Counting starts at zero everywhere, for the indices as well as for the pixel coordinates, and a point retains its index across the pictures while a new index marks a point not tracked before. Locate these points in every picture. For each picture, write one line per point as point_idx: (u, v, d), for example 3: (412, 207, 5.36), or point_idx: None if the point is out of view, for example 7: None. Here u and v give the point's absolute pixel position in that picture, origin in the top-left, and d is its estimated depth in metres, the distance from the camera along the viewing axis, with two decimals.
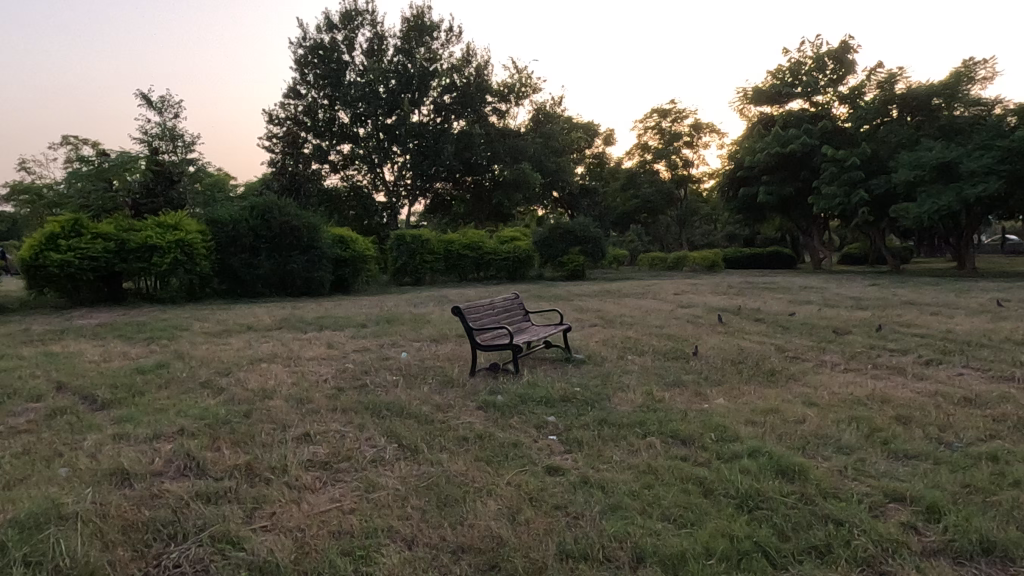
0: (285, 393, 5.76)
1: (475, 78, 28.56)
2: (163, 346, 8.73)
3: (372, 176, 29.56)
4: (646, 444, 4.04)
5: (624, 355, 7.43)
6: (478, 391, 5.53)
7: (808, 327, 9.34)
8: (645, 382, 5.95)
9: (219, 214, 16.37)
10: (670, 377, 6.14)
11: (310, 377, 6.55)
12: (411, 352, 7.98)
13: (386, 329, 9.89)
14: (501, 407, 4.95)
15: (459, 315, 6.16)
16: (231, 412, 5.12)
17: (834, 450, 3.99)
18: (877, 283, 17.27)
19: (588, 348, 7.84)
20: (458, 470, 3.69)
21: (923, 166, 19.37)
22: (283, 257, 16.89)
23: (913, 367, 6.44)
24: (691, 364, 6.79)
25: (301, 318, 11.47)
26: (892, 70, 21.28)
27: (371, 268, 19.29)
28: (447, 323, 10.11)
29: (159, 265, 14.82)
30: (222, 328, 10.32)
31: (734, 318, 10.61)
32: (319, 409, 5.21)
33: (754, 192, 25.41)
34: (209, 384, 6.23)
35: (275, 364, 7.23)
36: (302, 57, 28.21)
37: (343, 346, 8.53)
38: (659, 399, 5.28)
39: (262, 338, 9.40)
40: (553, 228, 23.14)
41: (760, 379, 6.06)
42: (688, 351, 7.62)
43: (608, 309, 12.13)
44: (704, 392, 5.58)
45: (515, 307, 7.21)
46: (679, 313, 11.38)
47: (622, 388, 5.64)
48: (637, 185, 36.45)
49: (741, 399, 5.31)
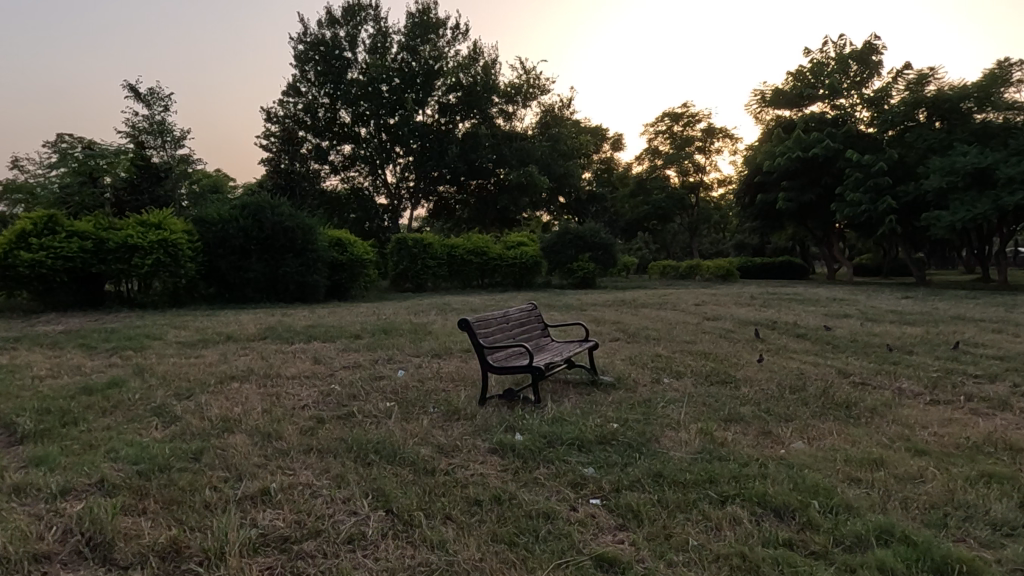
0: (252, 424, 4.64)
1: (482, 77, 27.59)
2: (127, 359, 7.62)
3: (374, 177, 28.61)
4: (729, 518, 2.93)
5: (661, 377, 6.33)
6: (492, 427, 4.41)
7: (862, 346, 8.23)
8: (696, 415, 4.84)
9: (206, 213, 15.29)
10: (726, 409, 5.05)
11: (289, 401, 5.44)
12: (411, 370, 6.86)
13: (383, 341, 8.77)
14: (525, 452, 3.84)
15: (468, 329, 5.03)
16: (177, 454, 3.98)
17: (992, 530, 2.88)
18: (910, 295, 16.09)
19: (617, 368, 6.72)
20: (470, 561, 2.58)
21: (956, 171, 18.21)
22: (276, 261, 15.79)
23: (1017, 399, 5.32)
24: (744, 392, 5.68)
25: (289, 327, 10.37)
26: (923, 69, 20.23)
27: (371, 273, 18.21)
28: (451, 335, 9.00)
29: (139, 267, 13.75)
30: (200, 338, 9.24)
31: (772, 333, 9.48)
32: (288, 449, 4.09)
33: (773, 199, 24.30)
34: (162, 411, 5.11)
35: (249, 385, 6.12)
36: (303, 53, 27.14)
37: (331, 362, 7.42)
38: (721, 439, 4.19)
39: (240, 350, 8.28)
40: (562, 232, 22.05)
41: (837, 414, 4.95)
42: (736, 373, 6.53)
43: (629, 320, 11.01)
44: (773, 431, 4.48)
45: (533, 319, 6.11)
46: (708, 326, 10.25)
47: (672, 423, 4.53)
48: (647, 191, 35.37)
49: (826, 442, 4.21)
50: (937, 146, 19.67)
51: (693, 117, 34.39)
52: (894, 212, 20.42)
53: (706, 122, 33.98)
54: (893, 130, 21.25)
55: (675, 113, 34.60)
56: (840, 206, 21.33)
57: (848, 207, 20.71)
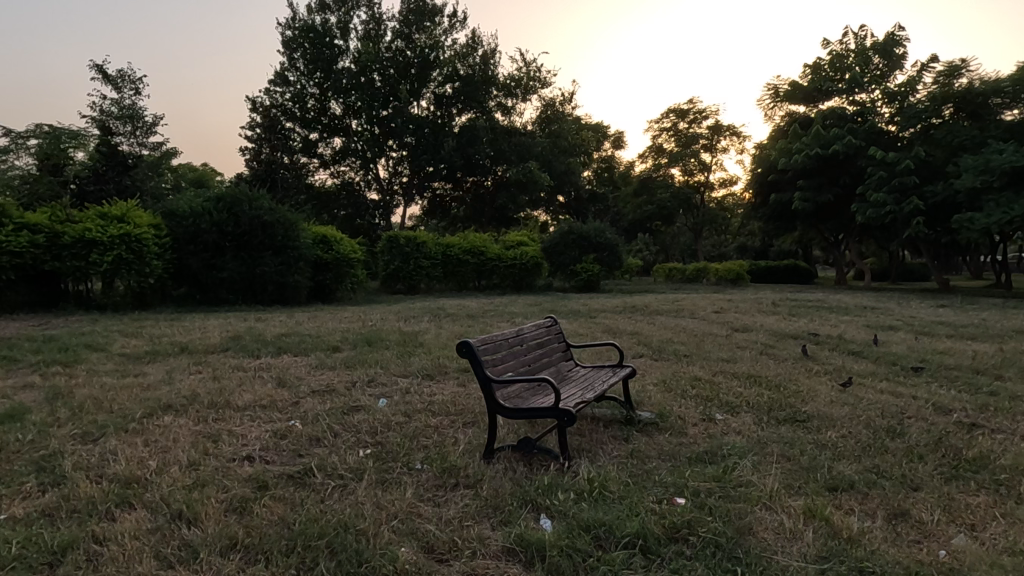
0: (161, 493, 3.25)
1: (480, 68, 26.19)
2: (49, 377, 6.23)
3: (366, 172, 27.20)
4: None
5: (712, 414, 5.00)
6: (503, 506, 3.05)
7: (938, 368, 6.87)
8: (790, 482, 3.47)
9: (176, 205, 13.91)
10: (823, 469, 3.72)
11: (232, 449, 4.06)
12: (397, 397, 5.48)
13: (365, 356, 7.42)
14: (560, 560, 2.51)
15: (469, 354, 3.65)
16: (26, 553, 2.61)
17: None
18: (944, 304, 14.80)
19: (653, 399, 5.39)
20: None
21: (991, 170, 16.89)
22: (253, 259, 14.34)
23: None
24: (830, 439, 4.35)
25: (258, 336, 9.02)
26: (953, 61, 18.88)
27: (359, 274, 16.79)
28: (447, 350, 7.61)
29: (98, 265, 12.36)
30: (150, 349, 7.84)
31: (820, 349, 8.12)
32: (202, 542, 2.72)
33: (788, 200, 22.99)
34: (47, 464, 3.69)
35: (184, 420, 4.73)
36: (291, 40, 25.77)
37: (300, 384, 6.05)
38: (845, 528, 2.86)
39: (191, 367, 6.87)
40: (564, 232, 20.71)
41: (975, 478, 3.62)
42: (805, 407, 5.21)
43: (650, 332, 9.66)
44: (908, 509, 3.14)
45: (552, 339, 4.74)
46: (740, 340, 8.94)
47: (763, 499, 3.18)
48: (651, 190, 34.03)
49: (1000, 534, 2.87)
50: (968, 143, 18.27)
51: (699, 113, 33.02)
52: (921, 214, 19.08)
53: (713, 119, 32.54)
54: (918, 127, 19.90)
55: (680, 109, 33.27)
56: (861, 206, 20.03)
57: (870, 208, 19.47)
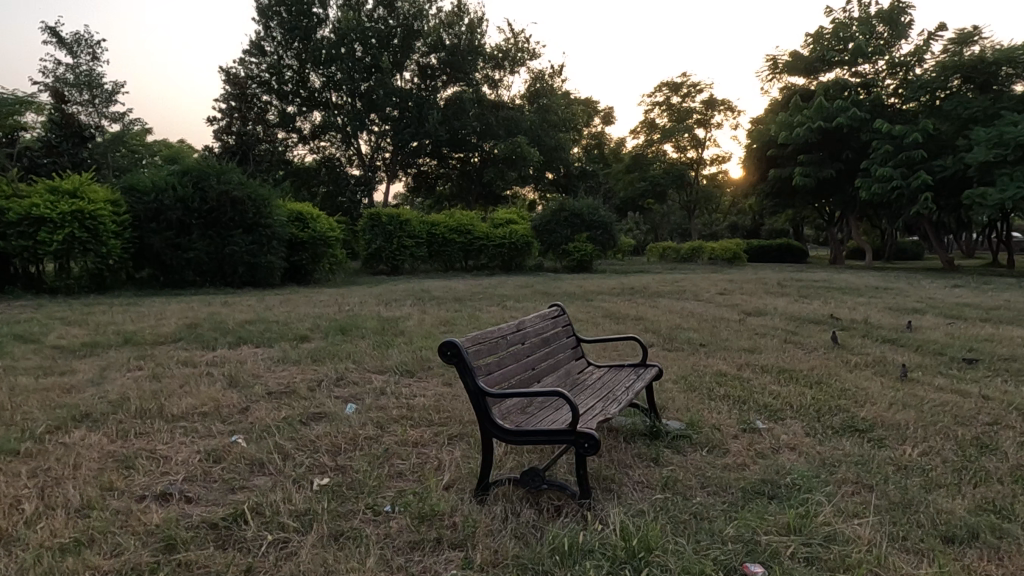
0: (20, 563, 2.29)
1: (467, 38, 24.93)
2: None
3: (347, 148, 26.19)
4: None
5: (753, 422, 4.09)
6: None
7: (993, 360, 5.98)
8: (896, 534, 2.55)
9: (137, 180, 12.80)
10: (924, 507, 2.80)
11: (145, 482, 3.09)
12: (369, 401, 4.52)
13: (336, 345, 6.47)
14: None
15: (456, 357, 2.70)
16: None
17: None
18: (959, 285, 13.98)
19: (678, 402, 4.46)
20: None
21: (1005, 143, 16.01)
22: (222, 238, 13.27)
23: None
24: (912, 460, 3.44)
25: (219, 322, 8.06)
26: (964, 28, 17.91)
27: (338, 253, 15.75)
28: (430, 340, 6.67)
29: (47, 244, 11.26)
30: (88, 340, 6.81)
31: (852, 337, 7.21)
32: None
33: (787, 176, 22.12)
34: None
35: (97, 436, 3.74)
36: (267, 8, 24.47)
37: (256, 384, 5.08)
38: None
39: (132, 362, 5.87)
40: (555, 210, 19.70)
41: None
42: (862, 412, 4.31)
43: (655, 316, 8.75)
44: None
45: (559, 330, 3.80)
46: (761, 325, 8.03)
47: (874, 566, 2.25)
48: (643, 166, 33.05)
49: None
50: (980, 115, 17.37)
51: (693, 87, 31.96)
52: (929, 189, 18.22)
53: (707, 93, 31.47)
54: (926, 98, 18.99)
55: (673, 83, 32.21)
56: (866, 180, 19.15)
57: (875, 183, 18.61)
